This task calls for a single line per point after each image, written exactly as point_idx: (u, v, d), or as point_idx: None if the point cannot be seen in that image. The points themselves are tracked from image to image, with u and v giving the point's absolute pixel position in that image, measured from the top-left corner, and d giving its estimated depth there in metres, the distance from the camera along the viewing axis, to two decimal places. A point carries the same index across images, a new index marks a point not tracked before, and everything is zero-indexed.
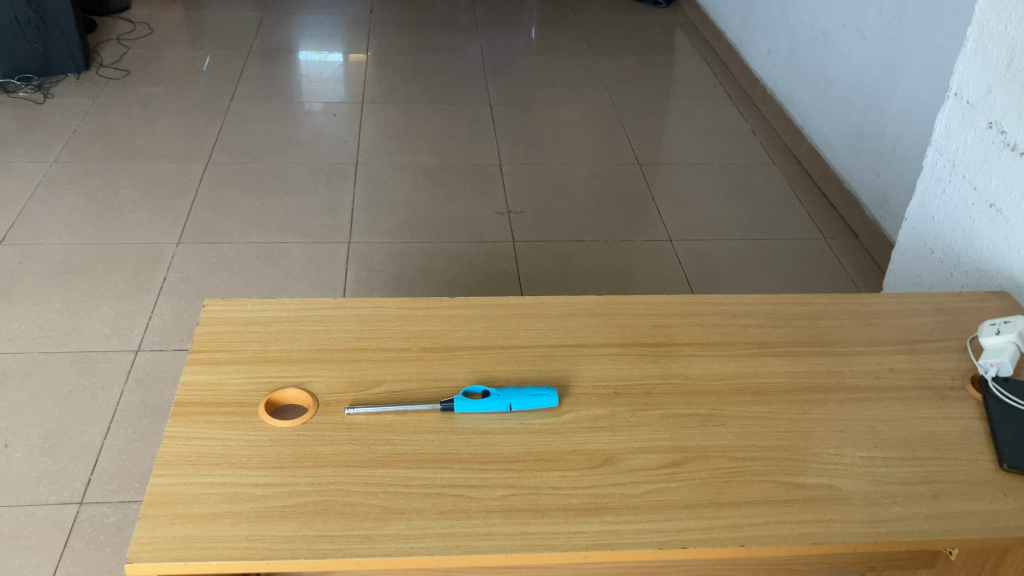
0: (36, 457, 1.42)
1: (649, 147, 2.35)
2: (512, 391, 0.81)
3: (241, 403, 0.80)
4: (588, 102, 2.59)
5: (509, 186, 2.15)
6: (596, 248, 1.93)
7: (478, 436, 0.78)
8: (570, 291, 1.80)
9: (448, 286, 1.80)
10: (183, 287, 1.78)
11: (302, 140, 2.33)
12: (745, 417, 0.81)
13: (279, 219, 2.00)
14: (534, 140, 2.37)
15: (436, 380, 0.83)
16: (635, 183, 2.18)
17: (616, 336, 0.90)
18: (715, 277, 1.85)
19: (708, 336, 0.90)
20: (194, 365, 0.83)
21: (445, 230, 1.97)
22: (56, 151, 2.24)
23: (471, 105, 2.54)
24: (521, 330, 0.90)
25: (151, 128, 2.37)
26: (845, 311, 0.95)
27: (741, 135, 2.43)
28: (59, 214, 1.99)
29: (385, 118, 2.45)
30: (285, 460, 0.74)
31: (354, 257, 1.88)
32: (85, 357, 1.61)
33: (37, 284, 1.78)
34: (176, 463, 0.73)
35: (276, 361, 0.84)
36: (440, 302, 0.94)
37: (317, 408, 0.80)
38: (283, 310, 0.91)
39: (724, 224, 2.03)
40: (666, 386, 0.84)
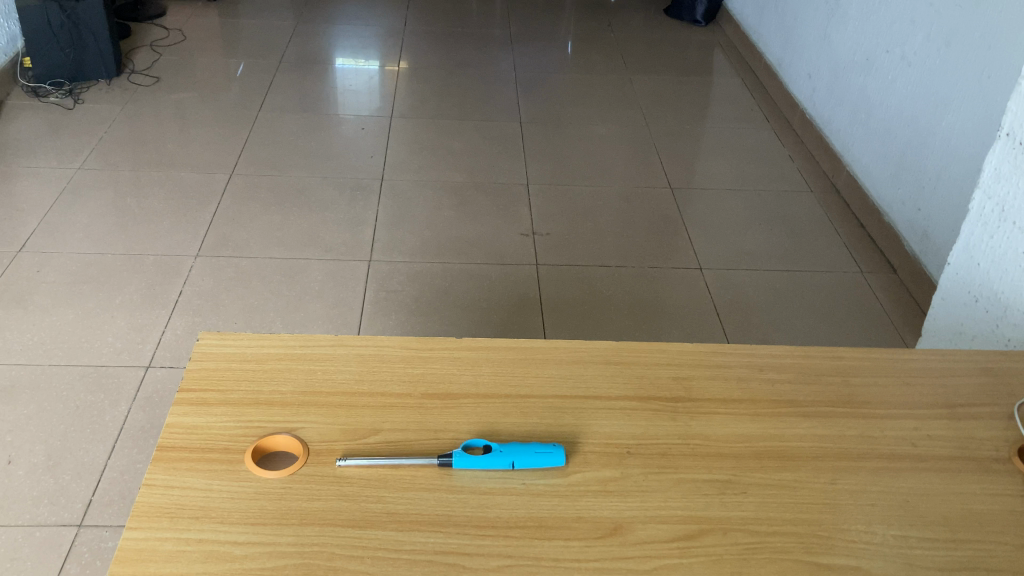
0: (38, 475, 1.39)
1: (682, 170, 2.29)
2: (515, 447, 0.75)
3: (227, 450, 0.75)
4: (622, 122, 2.53)
5: (536, 207, 2.10)
6: (623, 275, 1.87)
7: (477, 496, 0.72)
8: (594, 319, 1.74)
9: (467, 310, 1.75)
10: (198, 302, 1.75)
11: (329, 153, 2.30)
12: (769, 486, 0.75)
13: (300, 234, 1.96)
14: (564, 160, 2.31)
15: (436, 431, 0.78)
16: (666, 207, 2.12)
17: (632, 388, 0.84)
18: (745, 310, 1.78)
19: (732, 391, 0.84)
20: (181, 405, 0.79)
21: (468, 251, 1.92)
22: (81, 158, 2.23)
23: (502, 123, 2.50)
24: (530, 378, 0.84)
25: (178, 137, 2.35)
26: (881, 368, 0.88)
27: (777, 160, 2.36)
28: (79, 222, 1.97)
29: (414, 133, 2.41)
30: (268, 517, 0.69)
31: (374, 276, 1.83)
32: (95, 372, 1.58)
33: (51, 294, 1.75)
34: (152, 515, 0.69)
35: (268, 404, 0.79)
36: (446, 342, 0.89)
37: (307, 458, 0.75)
38: (281, 347, 0.87)
39: (758, 253, 1.96)
40: (683, 447, 0.78)
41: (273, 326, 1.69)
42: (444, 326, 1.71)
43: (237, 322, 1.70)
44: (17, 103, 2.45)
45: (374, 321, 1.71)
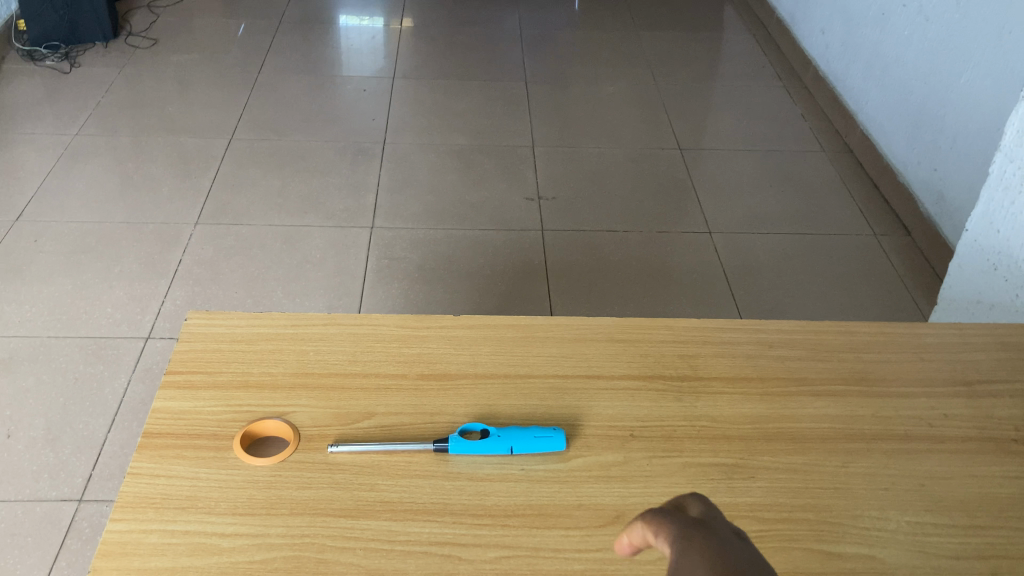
0: (38, 449, 1.37)
1: (692, 131, 2.23)
2: (514, 432, 0.72)
3: (215, 436, 0.72)
4: (630, 81, 2.47)
5: (541, 170, 2.05)
6: (630, 239, 1.83)
7: (474, 483, 0.70)
8: (600, 286, 1.70)
9: (471, 278, 1.72)
10: (198, 271, 1.72)
11: (330, 116, 2.25)
12: (777, 470, 0.72)
13: (301, 201, 1.93)
14: (570, 121, 2.26)
15: (432, 414, 0.75)
16: (675, 168, 2.07)
17: (635, 366, 0.81)
18: (756, 275, 1.74)
19: (740, 369, 0.81)
20: (168, 389, 0.76)
21: (472, 217, 1.88)
22: (78, 123, 2.19)
23: (507, 83, 2.44)
24: (530, 357, 0.81)
25: (177, 101, 2.30)
26: (896, 344, 0.85)
27: (789, 119, 2.30)
28: (77, 190, 1.94)
29: (417, 94, 2.36)
30: (258, 507, 0.67)
31: (376, 243, 1.80)
32: (95, 344, 1.56)
33: (49, 264, 1.73)
34: (137, 506, 0.66)
35: (258, 387, 0.77)
36: (443, 320, 0.85)
37: (298, 443, 0.72)
38: (272, 327, 0.84)
39: (769, 215, 1.92)
40: (688, 429, 0.75)
41: (274, 295, 1.66)
42: (447, 294, 1.68)
43: (238, 292, 1.67)
44: (12, 67, 2.41)
45: (376, 290, 1.68)
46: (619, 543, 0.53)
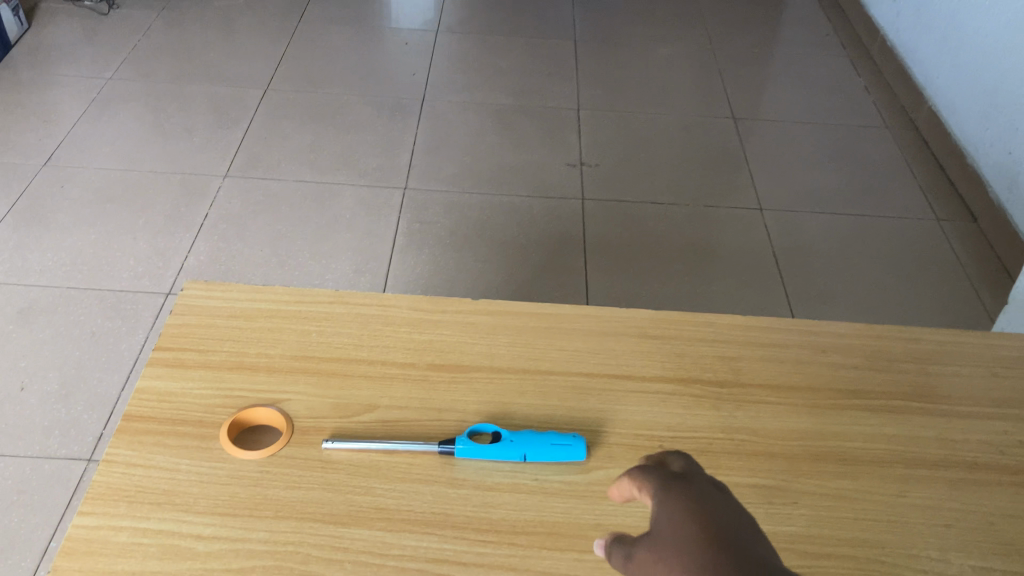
0: (50, 404, 1.31)
1: (747, 100, 2.11)
2: (529, 437, 0.64)
3: (201, 423, 0.66)
4: (684, 43, 2.34)
5: (585, 135, 1.96)
6: (675, 213, 1.73)
7: (480, 492, 0.62)
8: (640, 262, 1.61)
9: (505, 246, 1.64)
10: (224, 226, 1.66)
11: (370, 70, 2.16)
12: (824, 495, 0.63)
13: (333, 157, 1.86)
14: (618, 84, 2.15)
15: (440, 411, 0.68)
16: (726, 139, 1.96)
17: (669, 368, 0.72)
18: (808, 258, 1.63)
19: (786, 376, 0.72)
20: (155, 367, 0.70)
21: (509, 181, 1.80)
22: (113, 67, 2.13)
23: (555, 40, 2.33)
24: (553, 351, 0.74)
25: (213, 47, 2.23)
26: (965, 356, 0.76)
27: (851, 92, 2.17)
28: (107, 137, 1.89)
29: (461, 50, 2.26)
30: (239, 507, 0.60)
31: (408, 205, 1.73)
32: (114, 297, 1.50)
33: (74, 212, 1.68)
34: (108, 499, 0.60)
35: (253, 370, 0.70)
36: (460, 304, 0.78)
37: (291, 436, 0.65)
38: (274, 302, 0.77)
39: (825, 194, 1.80)
40: (724, 444, 0.66)
41: (300, 255, 1.60)
42: (478, 263, 1.60)
43: (263, 251, 1.61)
44: (51, 7, 2.35)
45: (405, 256, 1.60)
46: (611, 495, 0.53)
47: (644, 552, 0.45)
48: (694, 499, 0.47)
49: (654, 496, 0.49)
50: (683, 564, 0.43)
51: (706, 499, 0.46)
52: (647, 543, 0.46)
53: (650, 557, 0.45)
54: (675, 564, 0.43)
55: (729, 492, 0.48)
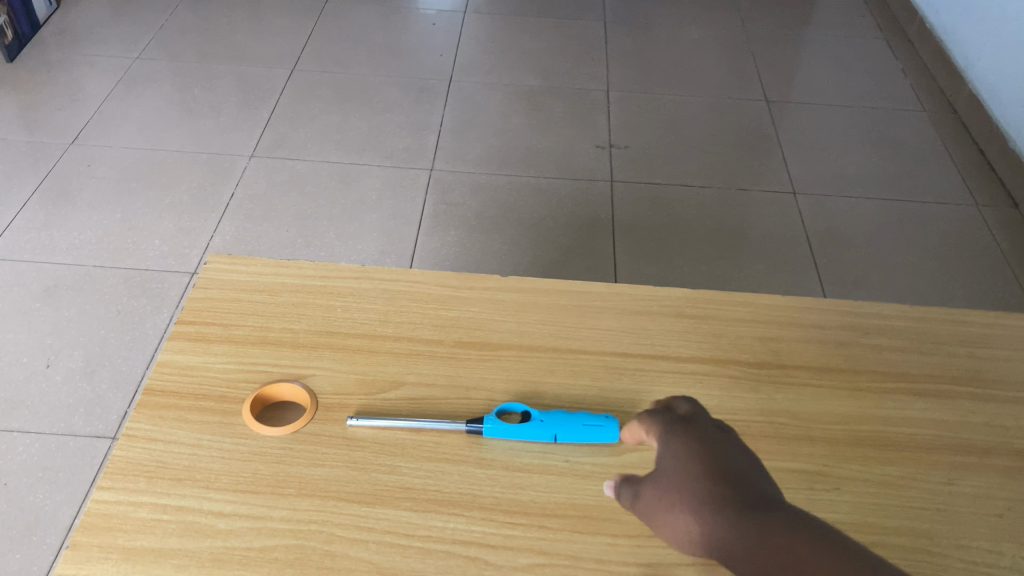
0: (75, 382, 1.31)
1: (781, 82, 2.07)
2: (560, 417, 0.62)
3: (223, 398, 0.64)
4: (715, 25, 2.30)
5: (615, 117, 1.92)
6: (706, 196, 1.70)
7: (509, 473, 0.60)
8: (670, 246, 1.58)
9: (532, 229, 1.61)
10: (249, 206, 1.65)
11: (397, 50, 2.14)
12: (867, 482, 0.61)
13: (359, 138, 1.84)
14: (649, 65, 2.11)
15: (468, 390, 0.66)
16: (758, 121, 1.92)
17: (705, 348, 0.70)
18: (843, 243, 1.59)
19: (828, 358, 0.70)
20: (177, 340, 0.69)
21: (537, 163, 1.78)
22: (140, 47, 2.12)
23: (585, 21, 2.30)
24: (585, 329, 0.71)
25: (241, 28, 2.21)
26: (1015, 340, 0.72)
27: (887, 74, 2.12)
28: (133, 117, 1.88)
29: (489, 31, 2.23)
30: (261, 484, 0.59)
31: (435, 186, 1.71)
32: (140, 276, 1.49)
33: (100, 190, 1.68)
34: (128, 474, 0.59)
35: (277, 345, 0.69)
36: (489, 280, 0.76)
37: (315, 412, 0.63)
38: (298, 276, 0.75)
39: (860, 179, 1.76)
40: (763, 426, 0.64)
41: (325, 236, 1.58)
42: (505, 245, 1.58)
43: (289, 231, 1.59)
44: None
45: (431, 237, 1.58)
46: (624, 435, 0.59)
47: (650, 488, 0.52)
48: (697, 439, 0.53)
49: (659, 436, 0.55)
50: (688, 500, 0.49)
51: (709, 439, 0.53)
52: (653, 479, 0.52)
53: (656, 493, 0.51)
54: (681, 498, 0.50)
55: (729, 431, 0.54)
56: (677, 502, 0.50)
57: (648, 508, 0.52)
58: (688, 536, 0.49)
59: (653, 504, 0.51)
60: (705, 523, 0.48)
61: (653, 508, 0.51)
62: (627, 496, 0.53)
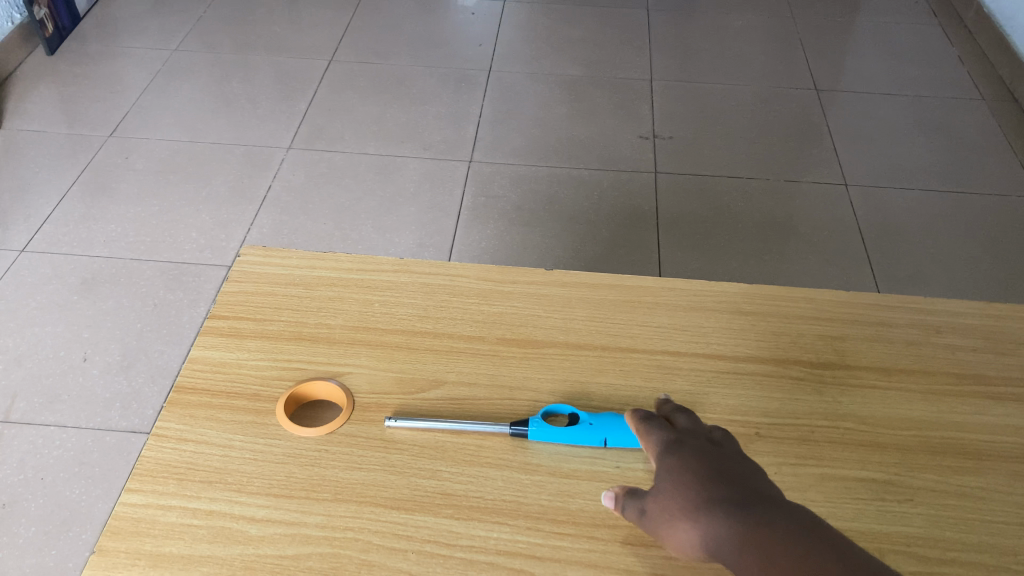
0: (112, 375, 1.29)
1: (831, 70, 2.00)
2: (610, 420, 0.58)
3: (256, 396, 0.61)
4: (762, 12, 2.24)
5: (659, 107, 1.87)
6: (754, 188, 1.64)
7: (556, 479, 0.57)
8: (717, 240, 1.53)
9: (574, 222, 1.57)
10: (287, 199, 1.63)
11: (436, 40, 2.11)
12: (944, 493, 0.56)
13: (397, 129, 1.81)
14: (693, 54, 2.06)
15: (511, 389, 0.62)
16: (807, 111, 1.86)
17: (765, 348, 0.66)
18: (897, 236, 1.53)
19: (896, 358, 0.65)
20: (209, 335, 0.66)
21: (578, 154, 1.73)
22: (178, 38, 2.11)
23: (627, 9, 2.24)
24: (635, 326, 0.67)
25: (278, 18, 2.20)
26: None
27: (942, 62, 2.04)
28: (171, 109, 1.87)
29: (529, 20, 2.19)
30: (295, 488, 0.56)
31: (474, 178, 1.67)
32: (176, 270, 1.48)
33: (138, 183, 1.66)
34: (158, 476, 0.56)
35: (312, 341, 0.66)
36: (533, 274, 0.72)
37: (351, 412, 0.60)
38: (335, 269, 0.72)
39: (915, 170, 1.69)
40: (828, 432, 0.60)
41: (363, 229, 1.56)
42: (545, 238, 1.54)
43: (326, 224, 1.57)
44: None
45: (470, 230, 1.55)
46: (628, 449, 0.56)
47: (650, 500, 0.50)
48: (693, 449, 0.51)
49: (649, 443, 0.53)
50: (690, 510, 0.48)
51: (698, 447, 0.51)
52: (653, 490, 0.51)
53: (657, 505, 0.50)
54: (683, 509, 0.48)
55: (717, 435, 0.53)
56: (680, 514, 0.48)
57: (649, 521, 0.50)
58: (693, 546, 0.47)
59: (654, 517, 0.50)
60: (709, 532, 0.46)
61: (655, 520, 0.49)
62: (632, 511, 0.51)
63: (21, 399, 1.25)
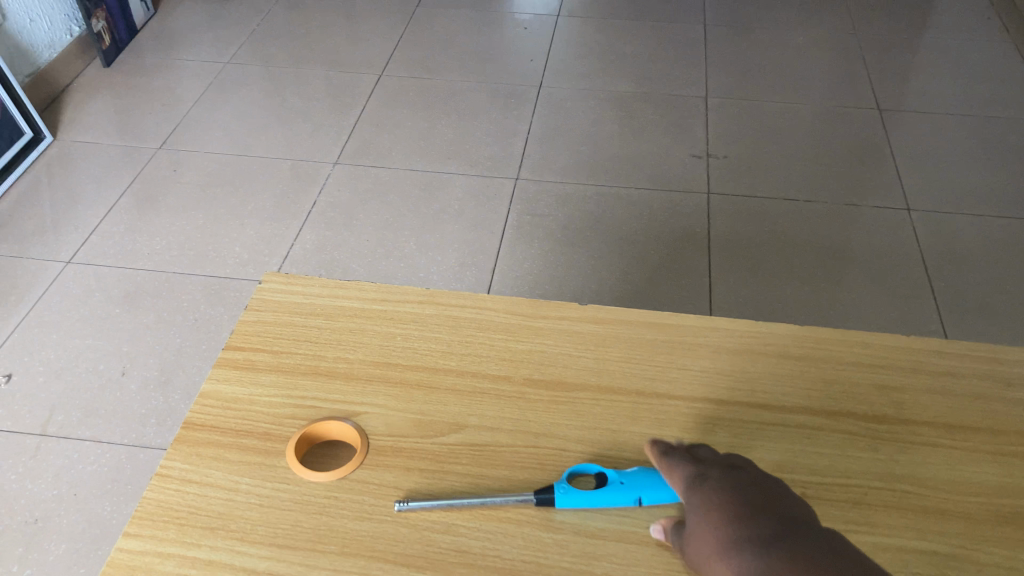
0: (149, 391, 1.28)
1: (895, 89, 1.92)
2: (641, 477, 0.53)
3: (267, 436, 0.58)
4: (824, 28, 2.16)
5: (713, 124, 1.82)
6: (812, 211, 1.57)
7: (580, 539, 0.52)
8: (771, 266, 1.46)
9: (621, 243, 1.52)
10: (332, 214, 1.61)
11: (488, 54, 2.08)
12: (1014, 571, 0.50)
13: (444, 146, 1.78)
14: (751, 70, 2.00)
15: (537, 436, 0.58)
16: (869, 131, 1.79)
17: (815, 398, 0.60)
18: (964, 266, 1.45)
19: (961, 413, 0.59)
20: (223, 368, 0.63)
21: (628, 173, 1.69)
22: (232, 50, 2.12)
23: (684, 25, 2.19)
24: (674, 370, 0.63)
25: (331, 32, 2.19)
26: None
27: (1014, 80, 1.95)
28: (221, 121, 1.87)
29: (583, 35, 2.15)
30: (301, 539, 0.52)
31: (520, 196, 1.64)
32: (218, 284, 1.46)
33: (185, 196, 1.66)
34: (159, 520, 0.53)
35: (328, 376, 0.62)
36: (567, 308, 0.68)
37: (365, 455, 0.57)
38: (358, 299, 0.69)
39: (984, 194, 1.61)
40: (884, 495, 0.54)
41: (406, 246, 1.53)
42: (591, 259, 1.49)
43: (369, 241, 1.54)
44: None
45: (513, 249, 1.51)
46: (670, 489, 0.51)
47: (687, 541, 0.47)
48: (715, 480, 0.47)
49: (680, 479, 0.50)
50: (717, 547, 0.44)
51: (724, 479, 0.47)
52: (690, 531, 0.47)
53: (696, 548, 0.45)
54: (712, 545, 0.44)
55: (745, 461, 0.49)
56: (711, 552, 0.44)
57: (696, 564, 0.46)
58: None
59: (694, 558, 0.46)
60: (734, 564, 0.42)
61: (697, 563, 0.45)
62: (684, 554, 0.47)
63: (59, 412, 1.25)
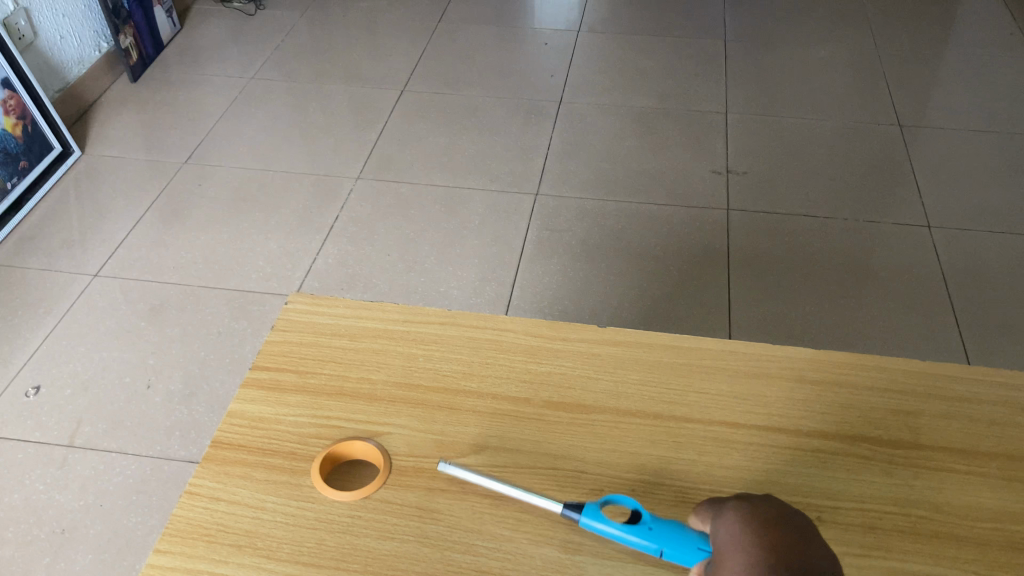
0: (174, 404, 1.30)
1: (916, 106, 1.92)
2: (669, 532, 0.50)
3: (293, 455, 0.60)
4: (845, 43, 2.17)
5: (733, 140, 1.82)
6: (832, 228, 1.58)
7: (598, 561, 0.53)
8: (790, 283, 1.46)
9: (640, 258, 1.53)
10: (354, 229, 1.63)
11: (510, 70, 2.10)
12: None
13: (465, 161, 1.80)
14: (771, 86, 2.00)
15: (556, 458, 0.59)
16: (890, 147, 1.79)
17: (831, 423, 0.61)
18: (985, 284, 1.45)
19: (977, 439, 0.60)
20: (250, 389, 0.65)
21: (648, 189, 1.69)
22: (257, 66, 2.15)
23: (704, 40, 2.20)
24: (692, 393, 0.64)
25: (355, 47, 2.22)
26: None
27: None
28: (246, 136, 1.90)
29: (604, 50, 2.17)
30: (325, 557, 0.53)
31: (540, 211, 1.65)
32: (242, 298, 1.48)
33: (210, 210, 1.69)
34: (188, 537, 0.55)
35: (352, 397, 0.64)
36: (587, 331, 0.69)
37: (388, 475, 0.58)
38: (381, 320, 0.70)
39: (1005, 211, 1.60)
40: (898, 520, 0.55)
41: (427, 261, 1.54)
42: (610, 275, 1.50)
43: (391, 256, 1.56)
44: (202, 9, 2.41)
45: (533, 264, 1.52)
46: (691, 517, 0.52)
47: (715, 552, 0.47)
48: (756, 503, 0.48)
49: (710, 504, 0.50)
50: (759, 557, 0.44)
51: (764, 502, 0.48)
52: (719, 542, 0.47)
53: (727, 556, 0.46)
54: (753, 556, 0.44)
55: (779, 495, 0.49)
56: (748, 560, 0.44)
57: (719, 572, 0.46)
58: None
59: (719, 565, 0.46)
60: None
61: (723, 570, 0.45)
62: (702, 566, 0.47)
63: (85, 424, 1.27)
